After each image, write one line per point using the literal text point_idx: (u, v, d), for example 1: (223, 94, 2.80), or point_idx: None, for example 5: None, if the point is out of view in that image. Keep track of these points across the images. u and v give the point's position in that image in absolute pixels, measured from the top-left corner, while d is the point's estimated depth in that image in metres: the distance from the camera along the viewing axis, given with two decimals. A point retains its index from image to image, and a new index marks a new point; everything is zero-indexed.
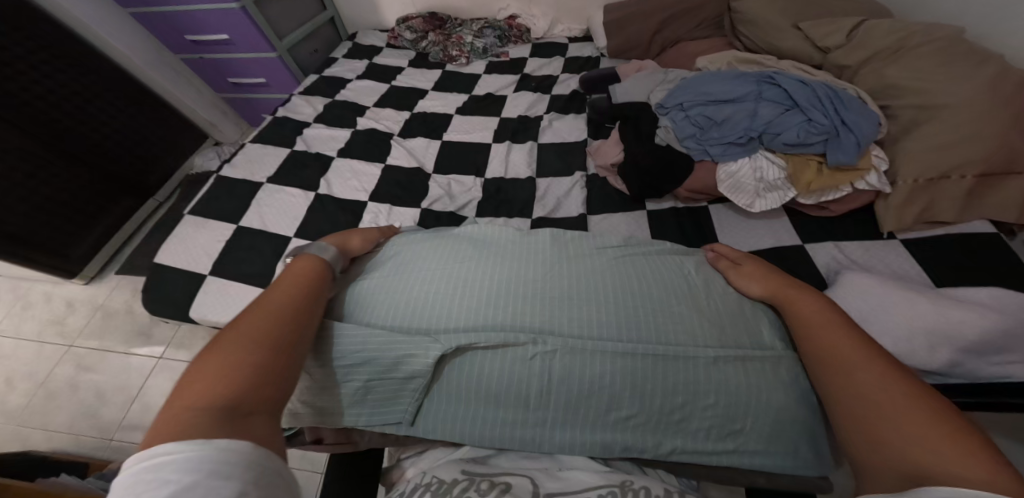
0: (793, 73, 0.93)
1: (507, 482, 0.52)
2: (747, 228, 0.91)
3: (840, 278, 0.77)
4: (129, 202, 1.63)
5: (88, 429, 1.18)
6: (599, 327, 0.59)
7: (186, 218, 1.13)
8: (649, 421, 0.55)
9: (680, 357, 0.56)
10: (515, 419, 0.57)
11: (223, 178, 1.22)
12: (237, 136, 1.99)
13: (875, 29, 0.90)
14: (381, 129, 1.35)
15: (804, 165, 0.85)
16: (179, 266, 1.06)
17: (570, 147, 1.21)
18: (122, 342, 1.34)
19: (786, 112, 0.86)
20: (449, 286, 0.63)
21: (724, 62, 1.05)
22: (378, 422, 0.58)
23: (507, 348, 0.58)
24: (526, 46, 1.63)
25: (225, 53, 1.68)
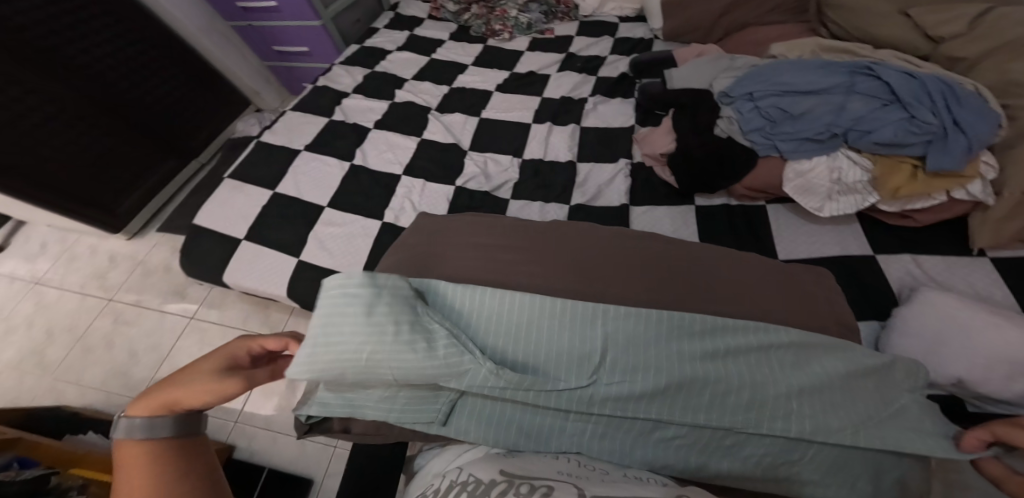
0: (892, 64, 0.84)
1: (547, 484, 0.44)
2: (809, 234, 0.85)
3: (916, 295, 0.71)
4: (173, 163, 1.63)
5: (121, 385, 1.21)
6: (657, 347, 0.52)
7: (226, 182, 1.13)
8: (700, 443, 0.51)
9: (747, 386, 0.50)
10: (552, 427, 0.54)
11: (261, 144, 1.21)
12: (278, 104, 1.98)
13: (1003, 18, 0.80)
14: (419, 103, 1.31)
15: (896, 166, 0.78)
16: (215, 229, 1.06)
17: (615, 132, 1.15)
18: (156, 299, 1.37)
19: (882, 108, 0.78)
20: (481, 304, 0.55)
21: (806, 50, 0.96)
22: (411, 421, 0.56)
23: (551, 360, 0.52)
24: (572, 23, 1.56)
25: (273, 21, 1.66)
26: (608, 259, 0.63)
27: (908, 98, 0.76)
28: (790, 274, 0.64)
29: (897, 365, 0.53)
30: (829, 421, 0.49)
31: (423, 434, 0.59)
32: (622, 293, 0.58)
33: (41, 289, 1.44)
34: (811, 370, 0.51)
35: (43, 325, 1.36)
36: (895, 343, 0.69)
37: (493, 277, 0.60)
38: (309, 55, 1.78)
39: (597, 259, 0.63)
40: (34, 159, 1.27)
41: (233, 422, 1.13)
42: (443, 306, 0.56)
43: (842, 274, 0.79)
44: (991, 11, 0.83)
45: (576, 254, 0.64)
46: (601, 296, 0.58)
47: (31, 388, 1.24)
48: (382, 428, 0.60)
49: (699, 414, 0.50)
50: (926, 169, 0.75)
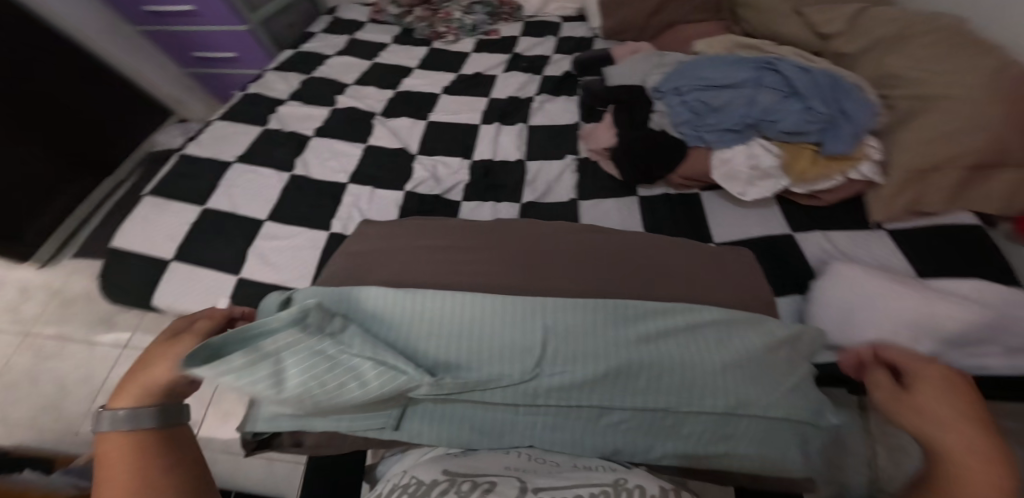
0: (791, 59, 0.92)
1: (490, 481, 0.47)
2: (737, 218, 0.92)
3: (828, 268, 0.79)
4: (88, 181, 1.53)
5: (53, 422, 1.12)
6: (594, 337, 0.55)
7: (145, 199, 1.07)
8: (641, 426, 0.54)
9: (678, 367, 0.54)
10: (503, 423, 0.55)
11: (190, 156, 1.16)
12: (205, 113, 1.93)
13: (878, 16, 0.91)
14: (362, 108, 1.30)
15: (799, 152, 0.85)
16: (139, 251, 1.01)
17: (561, 130, 1.19)
18: (84, 329, 1.24)
19: (783, 99, 0.85)
20: (422, 310, 0.55)
21: (723, 47, 1.03)
22: (362, 428, 0.56)
23: (495, 358, 0.54)
24: (516, 24, 1.58)
25: (189, 25, 1.59)
26: (546, 254, 0.66)
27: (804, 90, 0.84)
28: (718, 256, 0.70)
29: (805, 334, 0.60)
30: (752, 392, 0.53)
31: (380, 441, 0.60)
32: (560, 286, 0.61)
33: None
34: (733, 347, 0.56)
35: None
36: (815, 312, 0.76)
37: (435, 278, 0.62)
38: (236, 61, 1.71)
39: (536, 254, 0.66)
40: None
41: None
42: (380, 319, 0.56)
43: (765, 254, 0.86)
44: (866, 11, 0.93)
45: (517, 251, 0.66)
46: (539, 289, 0.60)
47: None
48: (333, 439, 0.60)
49: (637, 395, 0.54)
50: (821, 153, 0.84)
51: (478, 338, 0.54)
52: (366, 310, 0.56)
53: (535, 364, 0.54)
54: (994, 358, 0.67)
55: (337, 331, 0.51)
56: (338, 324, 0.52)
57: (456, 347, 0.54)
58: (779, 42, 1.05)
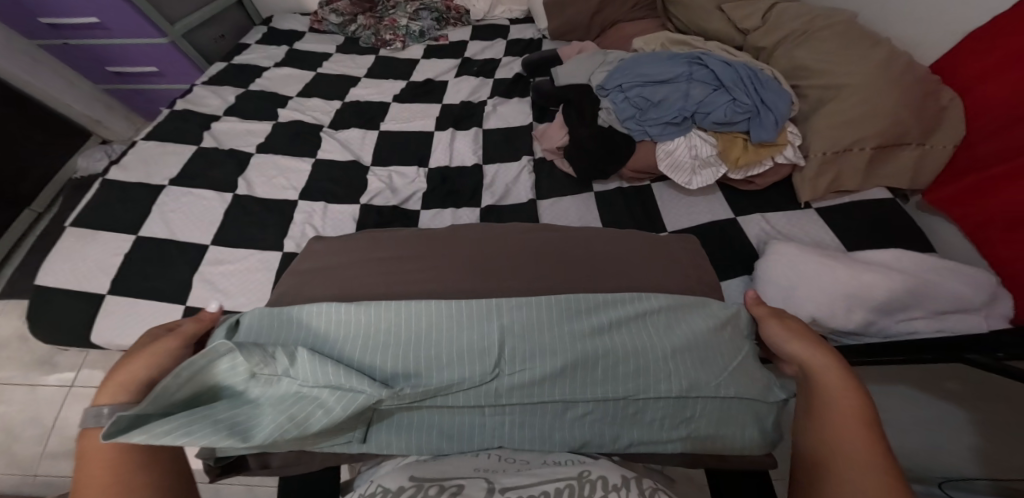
0: (717, 53, 0.97)
1: (458, 484, 0.48)
2: (685, 206, 0.96)
3: (768, 248, 0.83)
4: (1, 214, 1.43)
5: (1, 471, 1.06)
6: (550, 335, 0.57)
7: (66, 230, 1.01)
8: (603, 416, 0.56)
9: (630, 357, 0.57)
10: (470, 428, 0.56)
11: (110, 182, 1.09)
12: (130, 132, 1.83)
13: (781, 14, 0.98)
14: (309, 121, 1.27)
15: (731, 141, 0.91)
16: (65, 287, 0.95)
17: (515, 132, 1.21)
18: (22, 372, 1.18)
19: (713, 92, 0.90)
20: (377, 323, 0.56)
21: (658, 44, 1.07)
22: (328, 445, 0.56)
23: (453, 364, 0.54)
24: (466, 29, 1.59)
25: (99, 39, 1.49)
26: (500, 257, 0.67)
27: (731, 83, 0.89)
28: (665, 243, 0.73)
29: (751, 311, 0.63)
30: (702, 373, 0.56)
31: (349, 455, 0.59)
32: (514, 288, 0.62)
33: None
34: (681, 332, 0.59)
35: None
36: (758, 291, 0.80)
37: (389, 289, 0.61)
38: (161, 76, 1.64)
39: (489, 259, 0.67)
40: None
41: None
42: (334, 338, 0.55)
43: (710, 239, 0.90)
44: (775, 8, 1.00)
45: (469, 255, 0.67)
46: (493, 291, 0.61)
47: None
48: (301, 456, 0.60)
49: (596, 388, 0.56)
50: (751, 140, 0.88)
51: (434, 346, 0.55)
52: (318, 332, 0.56)
53: (493, 367, 0.55)
54: (923, 321, 0.72)
55: (287, 367, 0.50)
56: (286, 357, 0.51)
57: (413, 356, 0.54)
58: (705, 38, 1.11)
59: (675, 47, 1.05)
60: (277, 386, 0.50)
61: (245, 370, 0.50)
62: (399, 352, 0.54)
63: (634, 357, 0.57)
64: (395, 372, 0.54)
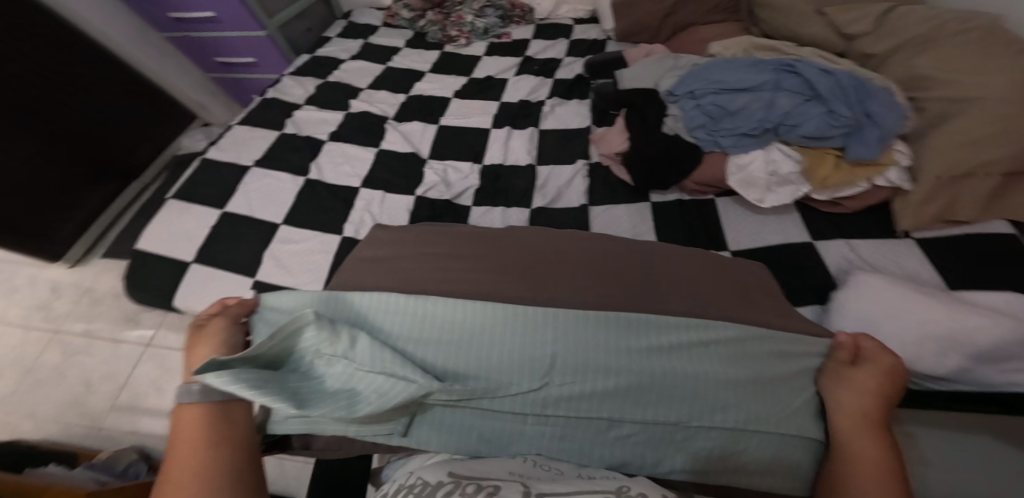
0: (813, 61, 0.89)
1: (495, 484, 0.44)
2: (756, 224, 0.89)
3: (851, 278, 0.76)
4: (115, 185, 1.54)
5: (75, 420, 1.15)
6: (607, 347, 0.54)
7: (170, 202, 1.08)
8: (656, 440, 0.52)
9: (693, 379, 0.52)
10: (512, 433, 0.53)
11: (209, 160, 1.17)
12: (227, 118, 1.94)
13: (906, 15, 0.89)
14: (376, 112, 1.30)
15: (820, 158, 0.83)
16: (162, 253, 1.02)
17: (573, 133, 1.17)
18: (110, 327, 1.28)
19: (805, 102, 0.83)
20: (432, 316, 0.55)
21: (739, 48, 1.01)
22: (368, 433, 0.55)
23: (504, 366, 0.53)
24: (527, 27, 1.57)
25: (214, 32, 1.59)
26: (560, 262, 0.64)
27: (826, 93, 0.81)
28: (734, 268, 0.68)
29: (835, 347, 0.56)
30: (765, 407, 0.51)
31: (385, 446, 0.58)
32: (573, 295, 0.59)
33: None
34: (751, 360, 0.54)
35: None
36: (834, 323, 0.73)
37: (444, 286, 0.59)
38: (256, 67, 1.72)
39: (549, 263, 0.64)
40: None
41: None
42: (386, 328, 0.55)
43: (786, 262, 0.83)
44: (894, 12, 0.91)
45: (528, 260, 0.65)
46: (552, 297, 0.58)
47: None
48: (343, 442, 0.59)
49: (650, 408, 0.52)
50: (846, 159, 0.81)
51: (485, 346, 0.53)
52: (371, 321, 0.55)
53: (543, 374, 0.52)
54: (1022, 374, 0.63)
55: (348, 350, 0.50)
56: (348, 339, 0.51)
57: (462, 353, 0.53)
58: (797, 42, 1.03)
59: (758, 53, 0.98)
60: (337, 366, 0.51)
61: (315, 345, 0.51)
62: (450, 347, 0.53)
63: (694, 382, 0.52)
64: (443, 368, 0.52)
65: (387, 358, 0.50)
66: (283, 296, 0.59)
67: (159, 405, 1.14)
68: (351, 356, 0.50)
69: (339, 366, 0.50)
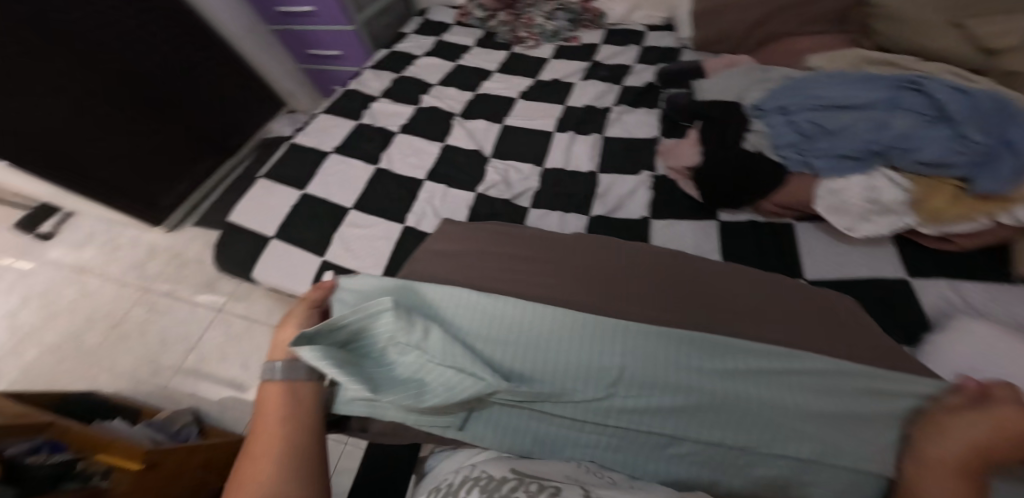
0: (942, 78, 0.80)
1: (557, 485, 0.44)
2: (840, 254, 0.83)
3: (951, 323, 0.68)
4: (213, 161, 1.66)
5: (145, 376, 1.26)
6: (676, 363, 0.52)
7: (260, 181, 1.17)
8: (722, 466, 0.49)
9: (769, 408, 0.49)
10: (568, 438, 0.52)
11: (294, 145, 1.25)
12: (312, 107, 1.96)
13: None
14: (444, 109, 1.33)
15: (935, 187, 0.75)
16: (248, 227, 1.10)
17: (638, 143, 1.14)
18: (191, 289, 1.42)
19: (927, 124, 0.75)
20: (500, 316, 0.55)
21: (850, 62, 0.94)
22: (428, 424, 0.56)
23: (568, 373, 0.52)
24: (597, 32, 1.53)
25: (310, 25, 1.64)
26: (634, 274, 0.63)
27: (958, 114, 0.73)
28: (824, 303, 0.62)
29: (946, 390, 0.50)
30: (848, 445, 0.47)
31: (440, 438, 0.59)
32: (645, 310, 0.58)
33: (88, 277, 1.47)
34: (838, 396, 0.50)
35: (85, 310, 1.40)
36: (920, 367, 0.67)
37: (515, 287, 0.61)
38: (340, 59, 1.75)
39: (622, 275, 0.63)
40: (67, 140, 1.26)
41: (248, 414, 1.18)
42: (455, 321, 0.56)
43: (872, 297, 0.77)
44: None
45: (602, 271, 0.63)
46: (623, 310, 0.57)
47: (64, 374, 1.28)
48: (399, 429, 0.60)
49: (719, 431, 0.49)
50: (970, 191, 0.72)
51: (550, 351, 0.53)
52: (441, 312, 0.57)
53: (607, 385, 0.51)
54: None
55: (421, 341, 0.53)
56: (421, 330, 0.54)
57: (527, 355, 0.53)
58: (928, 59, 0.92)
59: (873, 69, 0.91)
60: (410, 354, 0.54)
61: (390, 332, 0.54)
62: (515, 348, 0.53)
63: (769, 409, 0.49)
64: (508, 367, 0.53)
65: (457, 353, 0.52)
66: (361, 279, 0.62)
67: (218, 371, 1.25)
68: (424, 347, 0.53)
69: (412, 354, 0.54)
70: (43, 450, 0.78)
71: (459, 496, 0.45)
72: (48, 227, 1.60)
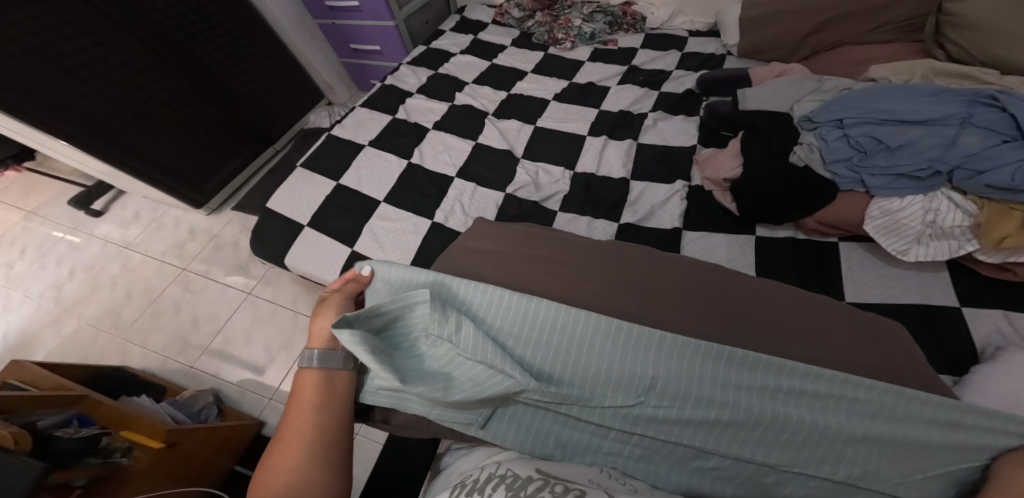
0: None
1: (583, 489, 0.44)
2: (886, 278, 0.79)
3: (1000, 356, 0.64)
4: (253, 149, 1.71)
5: (174, 354, 1.30)
6: (712, 378, 0.50)
7: (297, 170, 1.19)
8: (747, 481, 0.48)
9: (809, 429, 0.47)
10: (591, 442, 0.52)
11: (331, 136, 1.27)
12: (348, 99, 1.99)
13: None
14: (477, 107, 1.33)
15: (1004, 213, 0.70)
16: (283, 215, 1.13)
17: (674, 151, 1.10)
18: (223, 272, 1.46)
19: (1003, 144, 0.71)
20: (531, 314, 0.54)
21: (917, 73, 0.89)
22: (451, 419, 0.55)
23: (598, 378, 0.51)
24: (637, 36, 1.50)
25: (354, 20, 1.64)
26: (669, 283, 0.61)
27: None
28: (871, 321, 0.59)
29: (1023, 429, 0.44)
30: (885, 470, 0.46)
31: (459, 435, 0.58)
32: (680, 321, 0.56)
33: (128, 253, 1.54)
34: (887, 422, 0.47)
35: (124, 286, 1.46)
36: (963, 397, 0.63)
37: (549, 289, 0.60)
38: (380, 54, 1.76)
39: (658, 284, 0.61)
40: (122, 124, 1.32)
41: (267, 398, 1.21)
42: (486, 317, 0.56)
43: (916, 323, 0.73)
44: None
45: (639, 278, 0.62)
46: (658, 320, 0.56)
47: (100, 346, 1.34)
48: (421, 421, 0.59)
49: (749, 446, 0.48)
50: None
51: (582, 355, 0.52)
52: (473, 306, 0.56)
53: (637, 395, 0.50)
54: None
55: (452, 335, 0.53)
56: (454, 324, 0.54)
57: (558, 357, 0.53)
58: (1004, 71, 0.84)
59: (941, 80, 0.87)
60: (440, 348, 0.54)
61: (424, 323, 0.55)
62: (545, 348, 0.53)
63: (807, 431, 0.47)
64: (538, 368, 0.53)
65: (487, 349, 0.52)
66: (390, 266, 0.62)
67: (242, 354, 1.29)
68: (455, 341, 0.53)
69: (441, 347, 0.54)
70: (73, 424, 0.83)
71: (485, 492, 0.45)
72: (98, 205, 1.68)
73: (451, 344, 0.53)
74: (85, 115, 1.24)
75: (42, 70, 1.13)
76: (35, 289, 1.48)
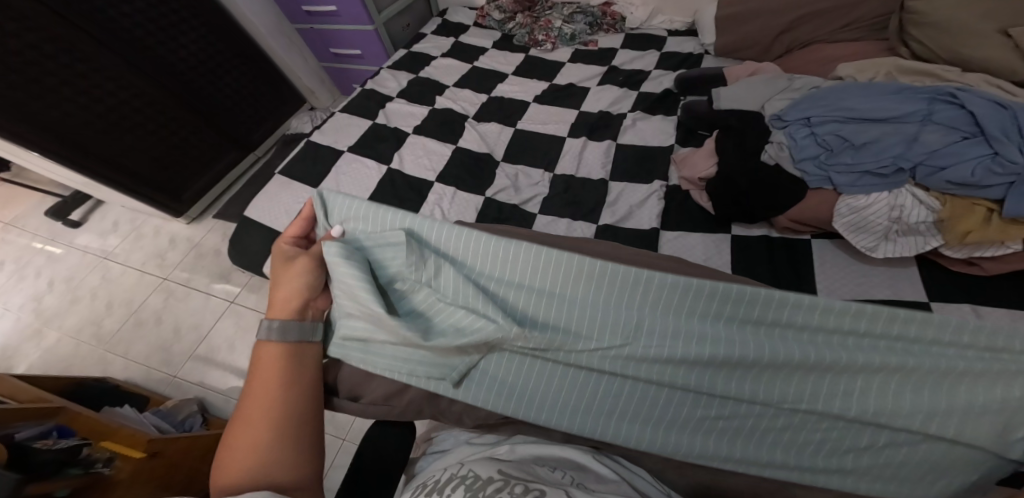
0: (984, 91, 0.75)
1: (542, 488, 0.44)
2: (857, 274, 0.79)
3: None
4: (235, 155, 1.69)
5: (158, 363, 1.29)
6: (695, 312, 0.53)
7: (275, 178, 1.18)
8: (749, 422, 0.52)
9: (802, 363, 0.49)
10: (582, 397, 0.55)
11: (309, 143, 1.26)
12: (331, 103, 1.98)
13: None
14: (457, 110, 1.32)
15: (969, 208, 0.71)
16: (262, 222, 1.12)
17: (652, 152, 1.11)
18: (206, 280, 1.45)
19: (962, 141, 0.71)
20: (506, 255, 0.57)
21: (883, 71, 0.90)
22: (422, 375, 0.58)
23: (583, 324, 0.54)
24: (617, 36, 1.50)
25: (333, 24, 1.64)
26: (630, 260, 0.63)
27: (994, 132, 0.69)
28: None
29: (967, 363, 0.49)
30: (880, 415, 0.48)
31: (439, 423, 0.59)
32: None
33: (108, 263, 1.53)
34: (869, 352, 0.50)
35: (105, 296, 1.44)
36: None
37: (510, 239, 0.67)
38: (361, 58, 1.75)
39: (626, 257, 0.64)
40: (95, 133, 1.30)
41: None
42: (465, 260, 0.59)
43: None
44: None
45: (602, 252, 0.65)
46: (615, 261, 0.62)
47: (82, 357, 1.32)
48: (389, 416, 0.59)
49: (751, 383, 0.51)
50: (1004, 215, 0.69)
51: (566, 291, 0.56)
52: (450, 249, 0.60)
53: (615, 333, 0.53)
54: None
55: (432, 278, 0.59)
56: (432, 268, 0.59)
57: (535, 296, 0.56)
58: (967, 66, 0.85)
59: (905, 78, 0.87)
60: (422, 291, 0.59)
61: (402, 264, 0.60)
62: (523, 288, 0.57)
63: (801, 368, 0.50)
64: (513, 309, 0.57)
65: (470, 293, 0.56)
66: (347, 201, 0.64)
67: (227, 361, 1.28)
68: (435, 281, 0.59)
69: (422, 289, 0.59)
70: (52, 435, 0.81)
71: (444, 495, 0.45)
72: (76, 216, 1.67)
73: (432, 284, 0.59)
74: (57, 125, 1.23)
75: (10, 81, 1.11)
76: (14, 302, 1.46)
